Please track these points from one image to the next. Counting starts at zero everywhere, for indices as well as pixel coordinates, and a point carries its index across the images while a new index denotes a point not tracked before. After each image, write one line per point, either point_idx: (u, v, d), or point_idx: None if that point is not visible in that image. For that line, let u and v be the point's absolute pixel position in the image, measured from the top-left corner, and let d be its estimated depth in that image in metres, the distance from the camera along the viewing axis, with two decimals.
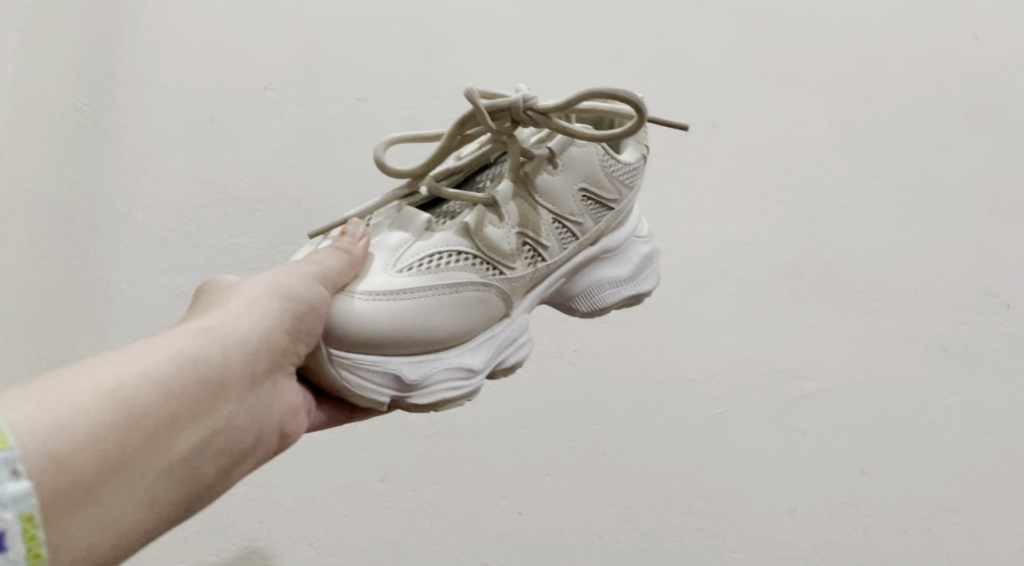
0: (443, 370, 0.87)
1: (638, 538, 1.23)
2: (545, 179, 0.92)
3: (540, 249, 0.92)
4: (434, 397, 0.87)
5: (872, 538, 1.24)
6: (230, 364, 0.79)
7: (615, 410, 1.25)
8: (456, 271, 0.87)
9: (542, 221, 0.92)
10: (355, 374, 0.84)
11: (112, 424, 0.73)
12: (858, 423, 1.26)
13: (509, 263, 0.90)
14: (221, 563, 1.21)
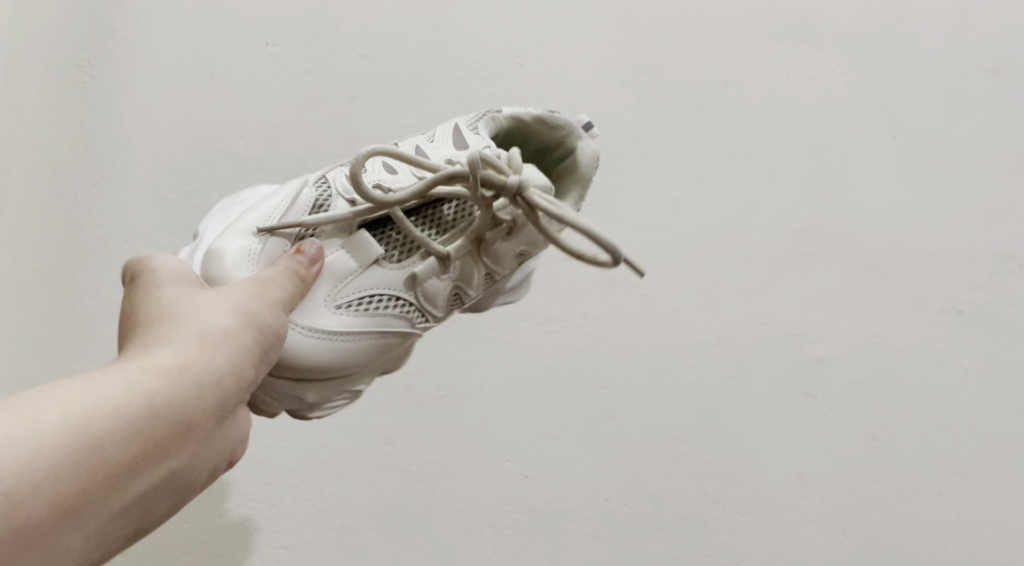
0: (340, 393, 0.93)
1: (645, 503, 1.22)
2: (498, 243, 0.94)
3: (463, 296, 0.96)
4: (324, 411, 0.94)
5: (882, 503, 1.23)
6: (204, 404, 0.77)
7: (623, 373, 1.24)
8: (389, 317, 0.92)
9: (475, 275, 0.95)
10: (265, 393, 0.89)
11: (76, 468, 0.71)
12: (870, 388, 1.25)
13: (434, 311, 0.94)
14: (221, 526, 1.18)
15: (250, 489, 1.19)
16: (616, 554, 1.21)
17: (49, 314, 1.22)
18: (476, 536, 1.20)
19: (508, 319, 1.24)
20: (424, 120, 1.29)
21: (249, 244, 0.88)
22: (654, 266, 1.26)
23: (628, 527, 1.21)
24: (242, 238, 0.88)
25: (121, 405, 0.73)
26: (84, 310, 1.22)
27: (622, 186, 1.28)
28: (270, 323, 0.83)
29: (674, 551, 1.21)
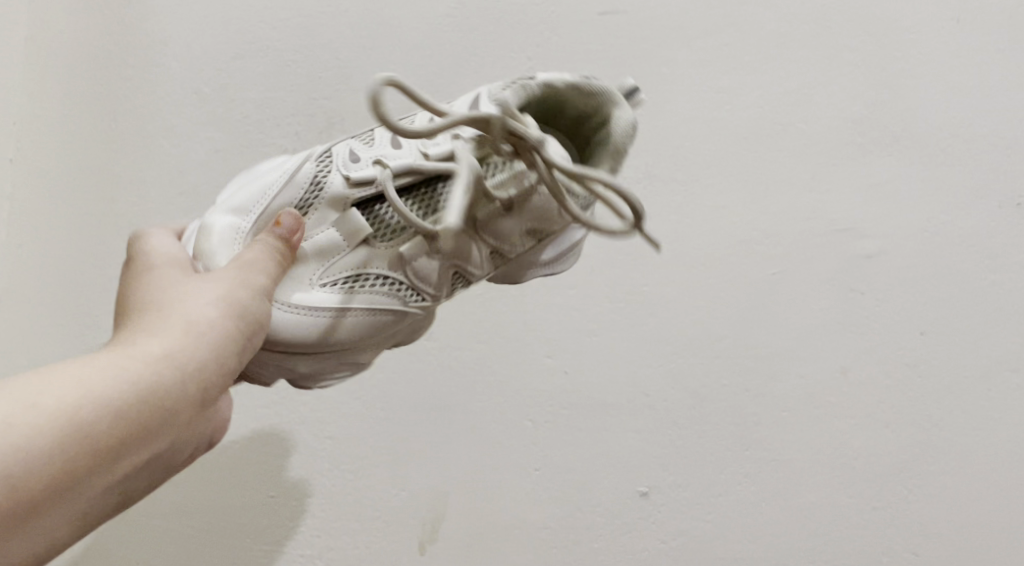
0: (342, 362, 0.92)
1: (684, 397, 1.21)
2: (497, 220, 0.92)
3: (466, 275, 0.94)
4: (322, 383, 0.93)
5: (931, 400, 1.20)
6: (187, 387, 0.81)
7: (665, 269, 1.23)
8: (368, 296, 0.91)
9: (476, 254, 0.93)
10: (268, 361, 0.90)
11: (67, 446, 0.75)
12: (920, 282, 1.22)
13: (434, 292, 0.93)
14: (267, 415, 1.22)
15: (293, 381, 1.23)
16: (654, 448, 1.20)
17: (91, 206, 1.29)
18: (514, 427, 1.21)
19: None
20: (459, 9, 1.31)
21: (234, 221, 0.89)
22: (698, 161, 1.25)
23: (666, 422, 1.21)
24: (226, 216, 0.89)
25: (107, 397, 0.77)
26: (121, 198, 1.29)
27: (667, 78, 1.27)
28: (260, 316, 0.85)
29: (712, 446, 1.20)
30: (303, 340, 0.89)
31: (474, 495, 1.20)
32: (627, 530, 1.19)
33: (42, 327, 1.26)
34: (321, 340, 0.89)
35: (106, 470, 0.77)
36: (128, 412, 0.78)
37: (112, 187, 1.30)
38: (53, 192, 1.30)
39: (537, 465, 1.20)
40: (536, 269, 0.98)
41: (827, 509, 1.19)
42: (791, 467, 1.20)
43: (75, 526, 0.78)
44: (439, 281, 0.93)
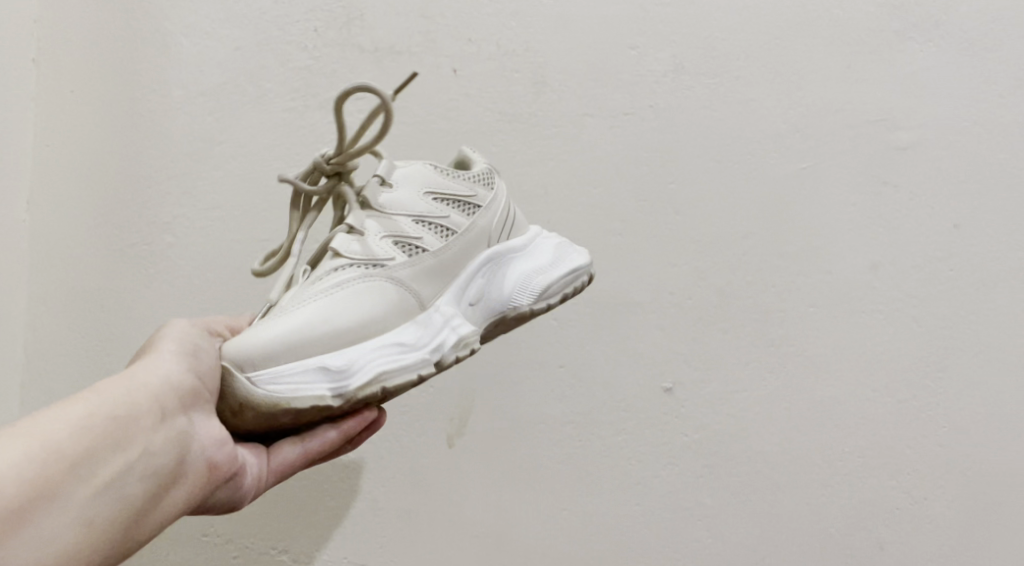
0: (373, 353, 0.93)
1: (710, 294, 1.21)
2: (392, 196, 1.00)
3: (415, 244, 0.98)
4: (372, 374, 0.92)
5: (960, 294, 1.19)
6: (138, 400, 0.89)
7: (691, 166, 1.21)
8: (336, 277, 0.95)
9: (403, 225, 0.99)
10: (283, 381, 0.90)
11: (34, 459, 0.84)
12: (954, 174, 1.20)
13: (389, 258, 0.97)
14: None
15: None
16: (678, 345, 1.21)
17: (118, 110, 1.31)
18: (540, 327, 1.23)
19: (570, 113, 1.23)
20: None
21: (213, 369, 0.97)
22: (727, 54, 1.22)
23: (692, 319, 1.21)
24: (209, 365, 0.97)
25: (64, 413, 0.86)
26: (146, 103, 1.30)
27: None
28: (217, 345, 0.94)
29: (738, 342, 1.20)
30: (301, 327, 0.91)
31: (500, 393, 1.23)
32: (652, 425, 1.21)
33: (82, 232, 1.31)
34: (316, 319, 0.92)
35: (79, 472, 0.85)
36: (85, 421, 0.87)
37: (142, 88, 1.30)
38: (81, 96, 1.32)
39: (562, 361, 1.22)
40: (546, 280, 1.02)
41: (853, 403, 1.20)
42: (815, 363, 1.20)
43: (77, 532, 0.85)
44: (387, 249, 0.97)
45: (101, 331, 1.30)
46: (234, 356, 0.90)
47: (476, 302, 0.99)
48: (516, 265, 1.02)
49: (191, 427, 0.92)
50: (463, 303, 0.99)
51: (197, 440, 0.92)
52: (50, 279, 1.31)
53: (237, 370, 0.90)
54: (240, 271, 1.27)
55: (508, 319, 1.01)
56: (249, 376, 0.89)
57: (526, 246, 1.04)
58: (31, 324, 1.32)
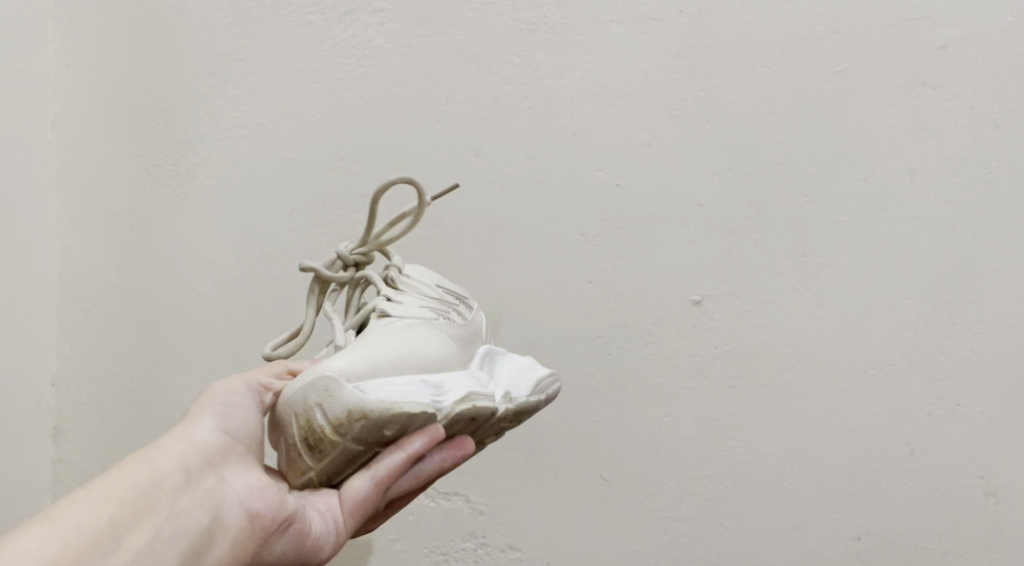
0: (455, 379, 0.84)
1: (740, 205, 1.19)
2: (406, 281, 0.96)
3: (445, 313, 0.93)
4: (467, 391, 0.82)
5: (998, 197, 1.16)
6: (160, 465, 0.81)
7: (721, 73, 1.19)
8: (398, 323, 0.88)
9: (427, 300, 0.94)
10: (385, 390, 0.80)
11: (53, 540, 0.73)
12: (998, 72, 1.16)
13: (436, 320, 0.91)
14: (325, 233, 1.24)
15: (347, 201, 1.24)
16: (707, 258, 1.20)
17: (141, 30, 1.29)
18: (568, 242, 1.22)
19: (597, 19, 1.21)
20: None
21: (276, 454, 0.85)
22: None
23: (721, 230, 1.20)
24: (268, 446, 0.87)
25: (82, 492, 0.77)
26: (169, 21, 1.28)
27: None
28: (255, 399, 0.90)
29: (767, 251, 1.19)
30: (393, 356, 0.83)
31: (528, 311, 1.22)
32: (681, 337, 1.21)
33: (109, 155, 1.30)
34: (405, 345, 0.85)
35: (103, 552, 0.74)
36: (106, 494, 0.77)
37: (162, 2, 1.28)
38: (104, 16, 1.29)
39: (591, 278, 1.21)
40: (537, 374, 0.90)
41: (885, 310, 1.18)
42: (848, 272, 1.18)
43: None
44: (426, 312, 0.91)
45: (129, 251, 1.29)
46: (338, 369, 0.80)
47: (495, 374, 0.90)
48: (506, 366, 0.91)
49: (222, 486, 0.83)
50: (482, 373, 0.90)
51: (231, 499, 0.83)
52: (78, 199, 1.31)
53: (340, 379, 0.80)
54: (264, 190, 1.26)
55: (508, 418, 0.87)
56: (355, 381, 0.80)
57: (510, 357, 0.94)
58: (62, 246, 1.32)
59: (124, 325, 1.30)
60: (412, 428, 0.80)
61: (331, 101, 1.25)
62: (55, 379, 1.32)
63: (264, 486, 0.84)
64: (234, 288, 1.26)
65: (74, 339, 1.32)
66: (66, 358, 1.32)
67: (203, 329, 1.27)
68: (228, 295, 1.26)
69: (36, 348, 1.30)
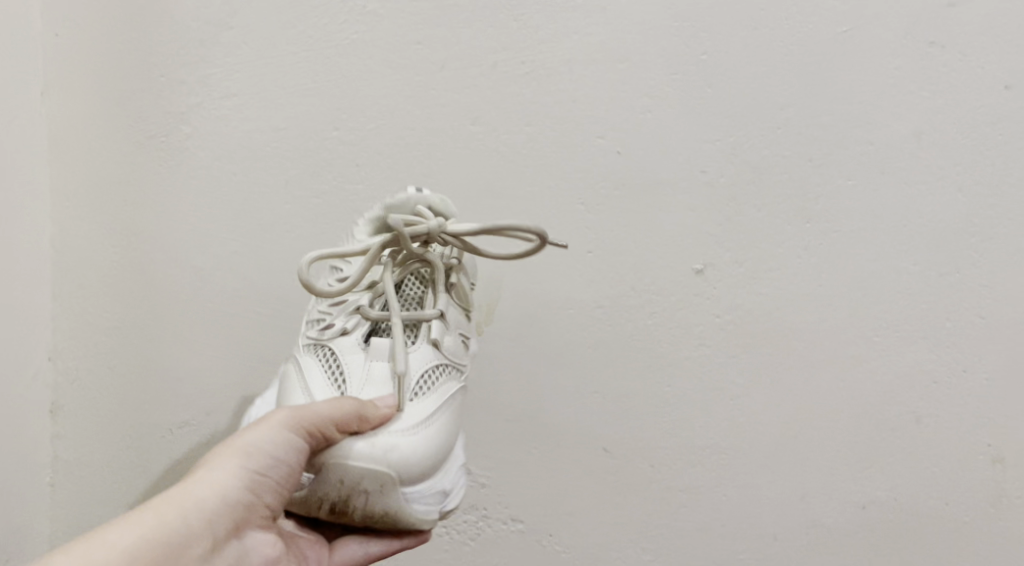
0: (456, 468, 0.95)
1: (743, 171, 1.17)
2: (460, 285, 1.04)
3: (467, 340, 1.03)
4: (458, 498, 0.95)
5: (1006, 160, 1.15)
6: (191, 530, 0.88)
7: (724, 35, 1.17)
8: (447, 382, 0.97)
9: (462, 320, 1.03)
10: (412, 504, 0.91)
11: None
12: (1007, 32, 1.14)
13: (461, 365, 1.01)
14: (322, 204, 1.22)
15: (343, 171, 1.22)
16: (709, 226, 1.18)
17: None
18: (568, 211, 1.19)
19: None
20: None
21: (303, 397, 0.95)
22: None
23: (724, 197, 1.18)
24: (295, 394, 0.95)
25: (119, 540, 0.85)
26: None
27: None
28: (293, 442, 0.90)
29: (770, 218, 1.17)
30: (431, 450, 0.92)
31: (526, 281, 1.21)
32: (684, 306, 1.19)
33: (102, 125, 1.26)
34: (439, 444, 0.93)
35: None
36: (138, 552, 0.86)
37: None
38: None
39: (591, 248, 1.19)
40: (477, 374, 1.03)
41: (890, 277, 1.17)
42: (852, 237, 1.17)
43: None
44: (458, 345, 1.01)
45: (125, 225, 1.26)
46: (394, 467, 0.89)
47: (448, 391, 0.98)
48: None
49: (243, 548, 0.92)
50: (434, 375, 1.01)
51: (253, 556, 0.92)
52: (70, 169, 1.27)
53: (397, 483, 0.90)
54: (258, 161, 1.24)
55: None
56: (406, 492, 0.90)
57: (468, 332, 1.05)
58: (55, 217, 1.27)
59: (121, 300, 1.27)
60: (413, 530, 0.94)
61: (325, 69, 1.23)
62: (51, 354, 1.28)
63: (275, 556, 0.93)
64: (230, 261, 1.24)
65: (71, 313, 1.27)
66: (61, 333, 1.28)
67: (199, 303, 1.25)
68: (224, 269, 1.24)
69: (33, 322, 1.26)
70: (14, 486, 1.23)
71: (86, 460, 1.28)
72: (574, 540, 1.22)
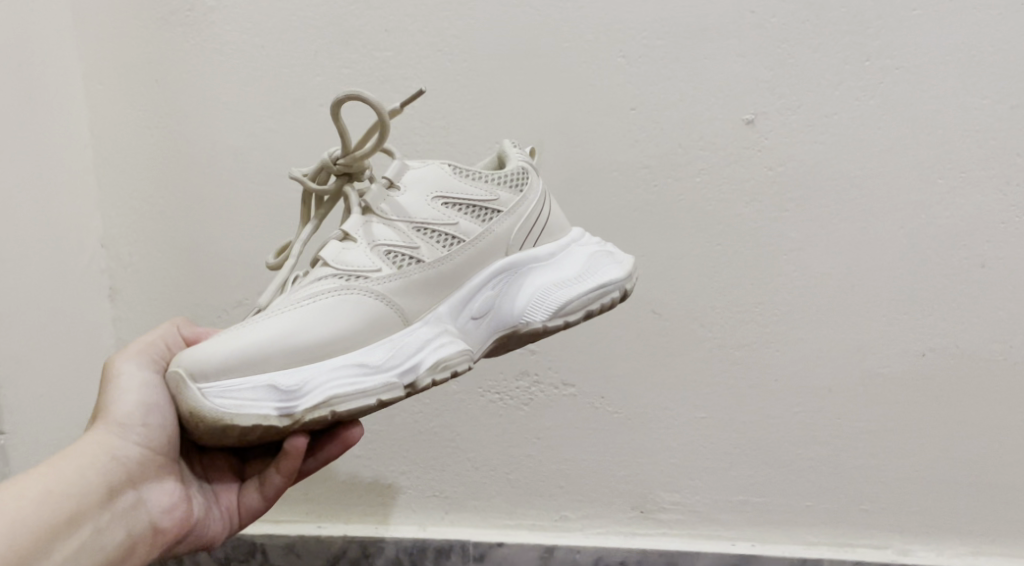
0: (330, 373, 0.91)
1: (796, 12, 1.11)
2: (405, 197, 0.97)
3: (411, 255, 0.95)
4: (322, 396, 0.90)
5: None
6: (87, 477, 0.93)
7: None
8: (318, 286, 0.93)
9: (403, 232, 0.96)
10: (227, 397, 0.89)
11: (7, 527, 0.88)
12: None
13: (375, 271, 0.94)
14: (356, 75, 1.18)
15: (373, 38, 1.17)
16: (761, 72, 1.13)
17: None
18: (610, 65, 1.14)
19: None
20: None
21: None
22: None
23: (777, 40, 1.12)
24: None
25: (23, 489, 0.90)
26: None
27: None
28: (145, 377, 0.98)
29: (826, 61, 1.12)
30: (252, 350, 0.90)
31: (570, 143, 1.16)
32: (734, 161, 1.14)
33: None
34: (291, 330, 0.91)
35: (59, 532, 0.90)
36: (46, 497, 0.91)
37: None
38: None
39: (635, 105, 1.14)
40: (568, 296, 0.97)
41: (956, 115, 1.12)
42: (913, 75, 1.11)
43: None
44: (374, 259, 0.94)
45: (159, 105, 1.22)
46: (190, 362, 0.89)
47: (481, 317, 0.96)
48: (537, 278, 0.98)
49: (145, 496, 0.96)
50: (482, 311, 0.96)
51: (151, 506, 0.96)
52: (100, 50, 1.22)
53: (191, 379, 0.88)
54: (286, 31, 1.19)
55: (521, 335, 0.98)
56: (198, 386, 0.88)
57: (559, 257, 0.99)
58: (90, 102, 1.23)
59: (163, 183, 1.24)
60: (262, 432, 0.90)
61: None
62: (103, 241, 1.26)
63: (174, 503, 0.98)
64: (268, 138, 1.21)
65: (117, 197, 1.25)
66: (111, 219, 1.25)
67: (237, 183, 1.22)
68: (257, 148, 1.21)
69: (74, 212, 1.23)
70: (78, 378, 1.24)
71: None
72: (627, 400, 1.21)
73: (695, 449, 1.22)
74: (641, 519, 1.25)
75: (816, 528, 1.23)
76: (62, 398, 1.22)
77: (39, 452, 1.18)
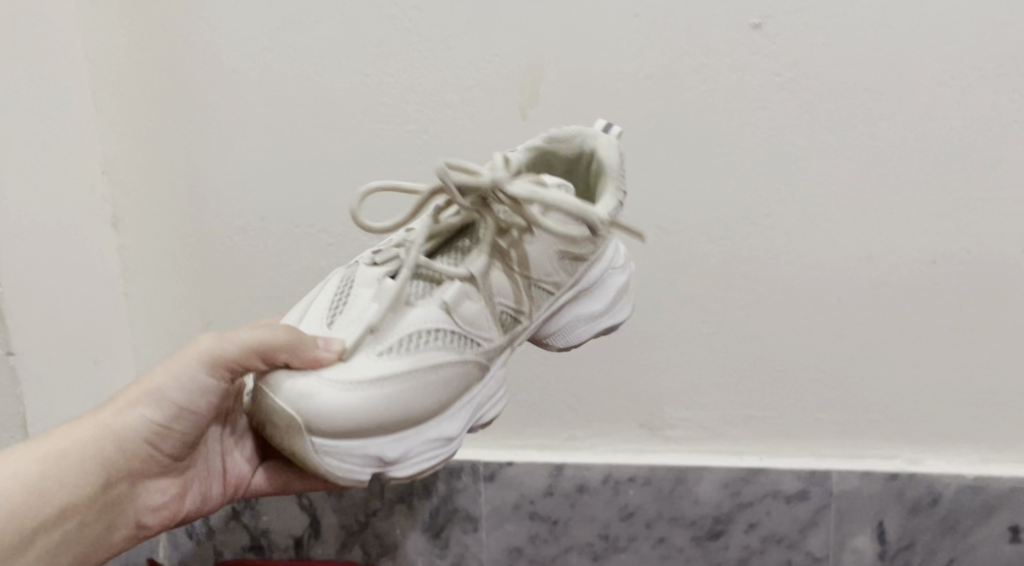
0: (422, 442, 0.87)
1: None
2: (531, 247, 0.91)
3: (516, 311, 0.92)
4: (410, 470, 0.88)
5: None
6: (91, 468, 0.90)
7: None
8: (439, 346, 0.87)
9: (518, 285, 0.92)
10: (337, 463, 0.85)
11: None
12: None
13: (486, 332, 0.90)
14: None
15: None
16: None
17: None
18: None
19: None
20: None
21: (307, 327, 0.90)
22: None
23: None
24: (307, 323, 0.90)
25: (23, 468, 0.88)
26: None
27: None
28: (187, 378, 0.90)
29: None
30: (371, 419, 0.84)
31: (572, 54, 1.14)
32: (739, 68, 1.12)
33: None
34: (407, 398, 0.86)
35: (47, 523, 0.88)
36: (41, 483, 0.88)
37: None
38: None
39: (638, 12, 1.12)
40: (591, 331, 0.97)
41: (968, 14, 1.09)
42: None
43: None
44: (488, 321, 0.91)
45: (153, 26, 1.20)
46: (311, 417, 0.83)
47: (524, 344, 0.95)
48: (578, 308, 0.96)
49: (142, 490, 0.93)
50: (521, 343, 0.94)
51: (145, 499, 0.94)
52: None
53: (307, 434, 0.83)
54: None
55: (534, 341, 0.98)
56: (314, 443, 0.83)
57: (602, 285, 0.97)
58: (85, 23, 1.21)
59: (161, 107, 1.22)
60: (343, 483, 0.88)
61: None
62: (104, 165, 1.25)
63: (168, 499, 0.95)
64: (266, 56, 1.19)
65: (116, 121, 1.23)
66: (111, 142, 1.24)
67: (236, 104, 1.21)
68: (255, 67, 1.19)
69: (74, 135, 1.21)
70: (87, 302, 1.23)
71: (154, 273, 1.28)
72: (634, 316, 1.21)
73: (703, 364, 1.22)
74: (649, 435, 1.25)
75: (824, 439, 1.24)
76: (69, 322, 1.20)
77: (49, 378, 1.17)
